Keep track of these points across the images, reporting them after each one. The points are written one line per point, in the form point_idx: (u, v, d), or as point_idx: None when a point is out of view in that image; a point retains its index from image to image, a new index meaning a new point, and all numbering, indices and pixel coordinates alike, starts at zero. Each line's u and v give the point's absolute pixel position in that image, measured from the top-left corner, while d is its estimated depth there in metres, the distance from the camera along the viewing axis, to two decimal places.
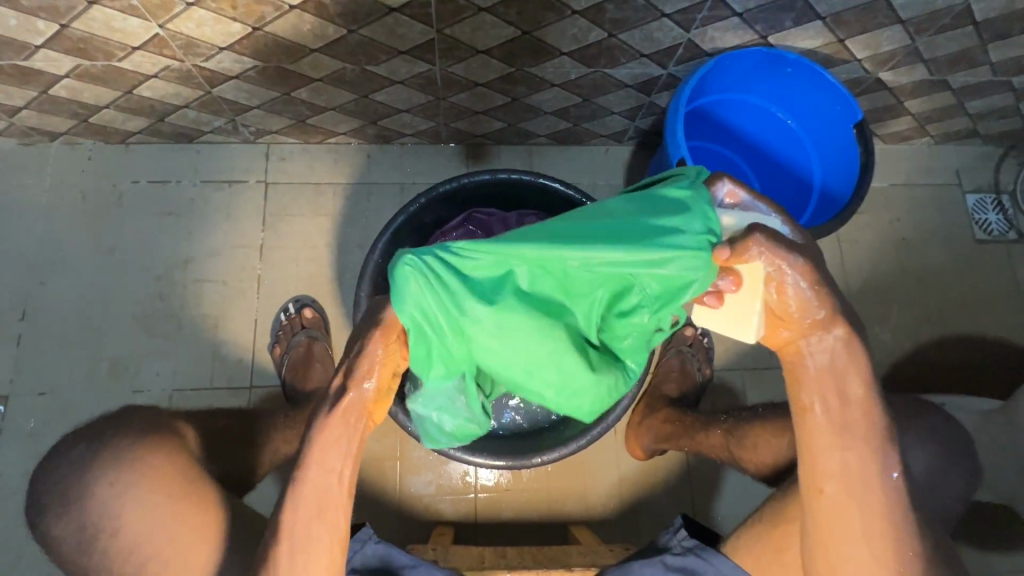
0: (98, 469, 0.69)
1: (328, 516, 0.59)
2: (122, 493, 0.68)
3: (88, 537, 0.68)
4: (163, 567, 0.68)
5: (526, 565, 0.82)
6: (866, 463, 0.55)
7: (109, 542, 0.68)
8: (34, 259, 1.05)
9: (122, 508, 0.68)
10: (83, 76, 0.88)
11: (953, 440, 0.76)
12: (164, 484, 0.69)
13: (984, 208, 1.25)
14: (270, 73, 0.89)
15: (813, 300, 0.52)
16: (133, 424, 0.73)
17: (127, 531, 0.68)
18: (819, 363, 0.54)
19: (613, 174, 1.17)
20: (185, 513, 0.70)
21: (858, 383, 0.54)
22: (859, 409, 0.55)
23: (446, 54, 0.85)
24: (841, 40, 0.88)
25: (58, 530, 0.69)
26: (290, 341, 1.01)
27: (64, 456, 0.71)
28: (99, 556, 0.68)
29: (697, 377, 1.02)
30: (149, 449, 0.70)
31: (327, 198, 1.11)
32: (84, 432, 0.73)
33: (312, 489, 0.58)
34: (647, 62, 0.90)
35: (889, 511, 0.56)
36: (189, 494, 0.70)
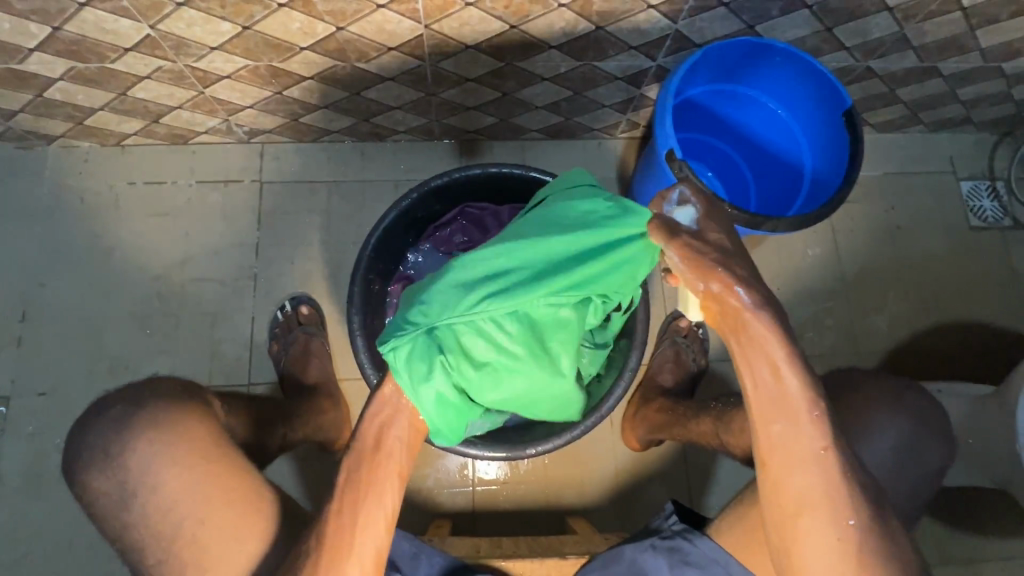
0: (162, 421, 0.70)
1: (380, 491, 0.60)
2: (161, 456, 0.68)
3: (128, 492, 0.68)
4: (201, 528, 0.67)
5: (520, 553, 0.82)
6: (803, 446, 0.55)
7: (148, 496, 0.67)
8: (33, 261, 1.06)
9: (160, 471, 0.68)
10: (77, 79, 0.89)
11: (934, 422, 0.76)
12: (218, 445, 0.71)
13: (979, 195, 1.25)
14: (261, 72, 0.90)
15: (706, 270, 0.55)
16: (167, 389, 0.74)
17: (170, 487, 0.67)
18: (752, 336, 0.55)
19: (606, 167, 1.17)
20: (216, 477, 0.68)
21: (786, 363, 0.55)
22: (791, 391, 0.55)
23: (436, 50, 0.86)
24: (828, 29, 0.88)
25: (100, 484, 0.69)
26: (286, 338, 1.02)
27: (101, 418, 0.71)
28: (126, 518, 0.68)
29: (691, 368, 1.03)
30: (187, 412, 0.72)
31: (322, 196, 1.12)
32: (124, 393, 0.73)
33: (362, 462, 0.60)
34: (635, 54, 0.91)
35: (838, 494, 0.56)
36: (219, 458, 0.70)
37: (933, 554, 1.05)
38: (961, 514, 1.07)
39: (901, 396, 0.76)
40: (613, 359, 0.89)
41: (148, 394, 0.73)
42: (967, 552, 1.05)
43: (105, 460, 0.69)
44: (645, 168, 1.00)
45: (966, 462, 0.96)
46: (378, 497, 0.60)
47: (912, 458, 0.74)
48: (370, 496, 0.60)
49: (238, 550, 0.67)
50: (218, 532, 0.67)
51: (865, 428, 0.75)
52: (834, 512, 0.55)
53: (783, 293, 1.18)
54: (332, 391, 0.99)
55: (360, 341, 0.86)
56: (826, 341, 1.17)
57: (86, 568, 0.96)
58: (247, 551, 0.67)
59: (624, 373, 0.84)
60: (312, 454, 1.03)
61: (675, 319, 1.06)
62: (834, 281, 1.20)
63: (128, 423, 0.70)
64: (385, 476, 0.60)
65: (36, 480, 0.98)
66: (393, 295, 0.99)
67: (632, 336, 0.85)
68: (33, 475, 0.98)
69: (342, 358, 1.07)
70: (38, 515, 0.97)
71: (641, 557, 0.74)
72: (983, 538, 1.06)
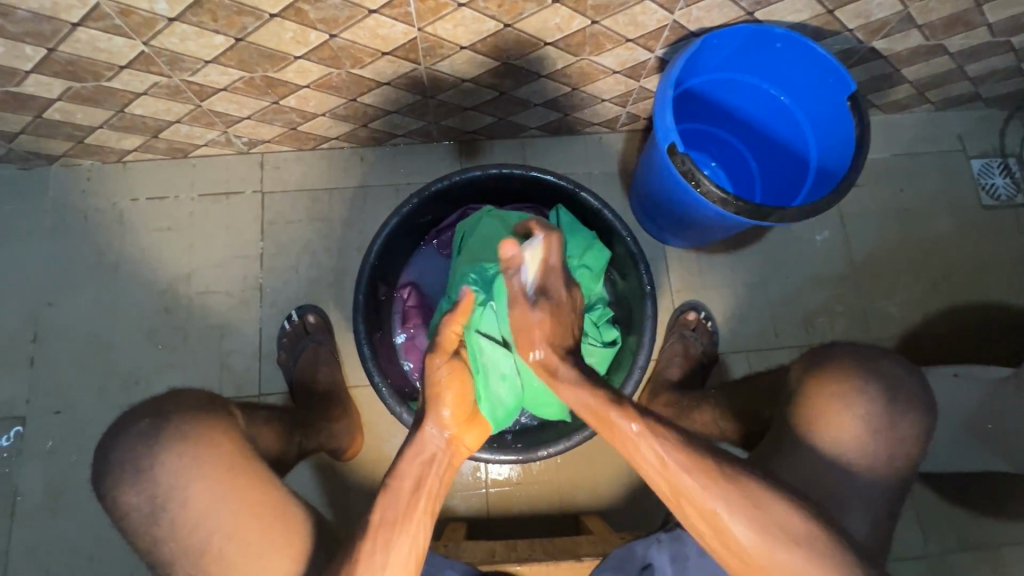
0: (191, 436, 0.69)
1: (411, 524, 0.59)
2: (190, 470, 0.68)
3: (157, 507, 0.67)
4: (229, 542, 0.67)
5: (536, 556, 0.82)
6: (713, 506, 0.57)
7: (178, 512, 0.67)
8: (41, 281, 1.07)
9: (190, 485, 0.67)
10: (75, 98, 0.89)
11: (910, 398, 0.71)
12: (247, 461, 0.71)
13: (990, 172, 1.23)
14: (257, 83, 0.89)
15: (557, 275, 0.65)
16: (191, 401, 0.74)
17: (199, 502, 0.67)
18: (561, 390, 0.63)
19: (607, 162, 1.16)
20: (242, 489, 0.69)
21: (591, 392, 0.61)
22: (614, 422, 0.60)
23: (430, 52, 0.85)
24: (830, 11, 0.86)
25: (125, 502, 0.68)
26: (295, 347, 1.03)
27: (125, 434, 0.70)
28: (156, 533, 0.67)
29: (700, 358, 1.07)
30: (213, 426, 0.72)
31: (324, 204, 1.12)
32: (150, 407, 0.73)
33: (400, 497, 0.59)
34: (633, 47, 0.89)
35: (771, 526, 0.57)
36: (247, 470, 0.70)
37: (953, 540, 1.04)
38: (981, 498, 1.06)
39: (870, 373, 0.72)
40: (622, 357, 0.92)
41: (173, 408, 0.72)
42: (989, 538, 1.04)
43: (116, 480, 0.69)
44: (646, 162, 1.00)
45: (986, 447, 0.94)
46: (410, 533, 0.58)
47: (892, 436, 0.70)
48: (400, 532, 0.58)
49: (268, 564, 0.66)
50: (249, 546, 0.67)
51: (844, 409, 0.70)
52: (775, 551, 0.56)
53: (791, 281, 1.16)
54: (342, 399, 1.00)
55: (367, 349, 0.86)
56: (838, 328, 1.15)
57: None
58: (276, 564, 0.67)
59: (634, 370, 0.85)
60: (325, 462, 1.03)
61: (683, 314, 1.11)
62: (843, 268, 1.18)
63: (156, 437, 0.69)
64: (419, 511, 0.59)
65: (55, 497, 0.99)
66: (398, 299, 1.00)
67: (641, 334, 0.87)
68: (52, 493, 0.99)
69: (351, 364, 1.07)
70: (59, 531, 0.98)
71: (650, 553, 0.77)
72: (1005, 522, 1.05)
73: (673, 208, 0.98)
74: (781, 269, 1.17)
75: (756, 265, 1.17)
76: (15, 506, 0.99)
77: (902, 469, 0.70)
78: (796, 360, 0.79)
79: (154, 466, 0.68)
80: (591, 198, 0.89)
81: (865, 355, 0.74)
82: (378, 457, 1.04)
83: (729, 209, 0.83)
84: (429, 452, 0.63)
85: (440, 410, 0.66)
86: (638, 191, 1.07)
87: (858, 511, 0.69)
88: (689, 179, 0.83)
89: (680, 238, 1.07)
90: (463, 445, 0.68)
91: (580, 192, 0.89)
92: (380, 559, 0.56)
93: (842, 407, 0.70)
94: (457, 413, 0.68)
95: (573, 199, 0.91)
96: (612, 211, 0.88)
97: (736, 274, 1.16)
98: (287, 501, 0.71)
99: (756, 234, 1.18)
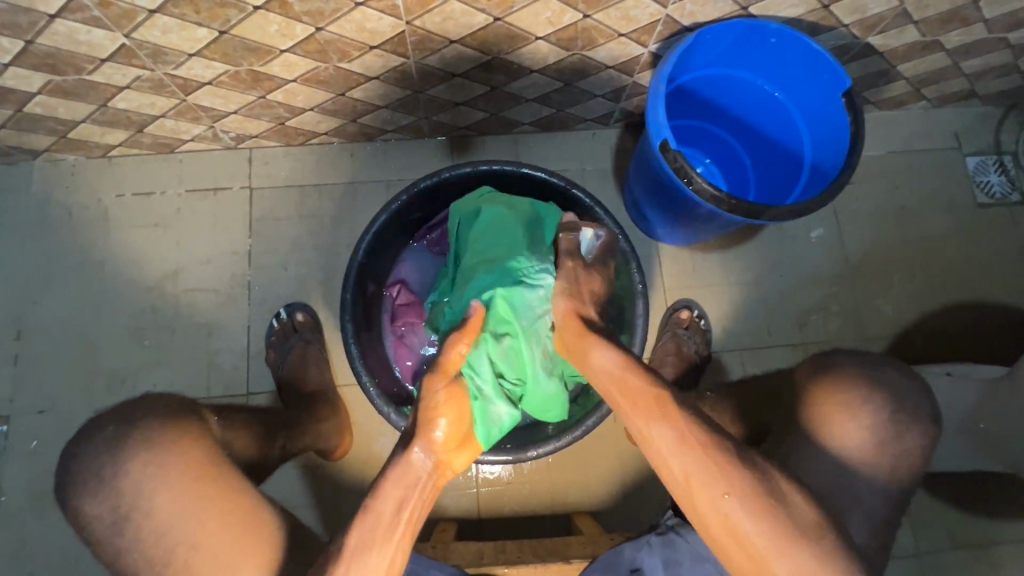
0: (158, 444, 0.69)
1: (389, 547, 0.56)
2: (155, 478, 0.67)
3: (122, 517, 0.66)
4: (196, 553, 0.64)
5: (524, 559, 0.81)
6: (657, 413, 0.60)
7: (143, 521, 0.66)
8: (25, 278, 1.05)
9: (155, 493, 0.66)
10: (55, 92, 0.87)
11: (914, 404, 0.72)
12: (217, 468, 0.69)
13: (986, 170, 1.22)
14: (243, 77, 0.88)
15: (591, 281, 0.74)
16: (159, 408, 0.73)
17: (164, 511, 0.66)
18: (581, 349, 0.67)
19: (601, 158, 1.15)
20: (210, 498, 0.67)
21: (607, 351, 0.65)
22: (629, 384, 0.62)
23: (419, 46, 0.83)
24: (825, 6, 0.85)
25: (93, 510, 0.67)
26: (283, 346, 1.02)
27: (94, 439, 0.70)
28: (120, 542, 0.66)
29: (693, 356, 1.06)
30: (180, 433, 0.70)
31: (313, 200, 1.10)
32: (119, 413, 0.72)
33: (375, 521, 0.56)
34: (626, 41, 0.88)
35: (778, 515, 0.55)
36: (215, 477, 0.68)
37: (944, 538, 1.04)
38: (972, 496, 1.06)
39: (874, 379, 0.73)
40: None
41: (142, 414, 0.72)
42: (980, 536, 1.04)
43: (98, 482, 0.68)
44: (639, 159, 0.99)
45: (978, 446, 0.94)
46: (389, 555, 0.56)
47: (894, 443, 0.69)
48: (376, 556, 0.55)
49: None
50: (215, 556, 0.64)
51: (846, 411, 0.70)
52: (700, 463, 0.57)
53: (785, 279, 1.16)
54: (331, 398, 0.98)
55: (355, 347, 0.85)
56: (832, 327, 1.15)
57: None
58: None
59: None
60: (314, 462, 1.02)
61: (676, 312, 1.10)
62: (838, 266, 1.17)
63: (122, 443, 0.69)
64: (394, 536, 0.56)
65: (40, 497, 0.98)
66: (388, 297, 0.99)
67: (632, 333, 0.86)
68: (37, 493, 0.98)
69: (340, 364, 1.06)
70: (44, 532, 0.97)
71: (639, 555, 0.76)
72: (996, 521, 1.05)
73: (666, 205, 0.97)
74: (775, 267, 1.16)
75: (749, 264, 1.16)
76: None
77: (897, 472, 0.69)
78: (800, 362, 0.80)
79: (117, 475, 0.67)
80: (584, 196, 0.89)
81: (869, 366, 0.75)
82: (368, 456, 1.03)
83: (722, 207, 0.82)
84: (414, 476, 0.58)
85: (432, 431, 0.60)
86: (630, 188, 1.06)
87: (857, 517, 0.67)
88: (682, 176, 0.82)
89: (672, 236, 1.06)
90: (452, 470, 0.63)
91: (573, 189, 0.89)
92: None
93: (842, 412, 0.70)
94: (452, 437, 0.61)
95: (565, 196, 0.91)
96: (605, 209, 0.88)
97: (730, 272, 1.15)
98: (260, 509, 0.69)
99: (750, 232, 1.17)
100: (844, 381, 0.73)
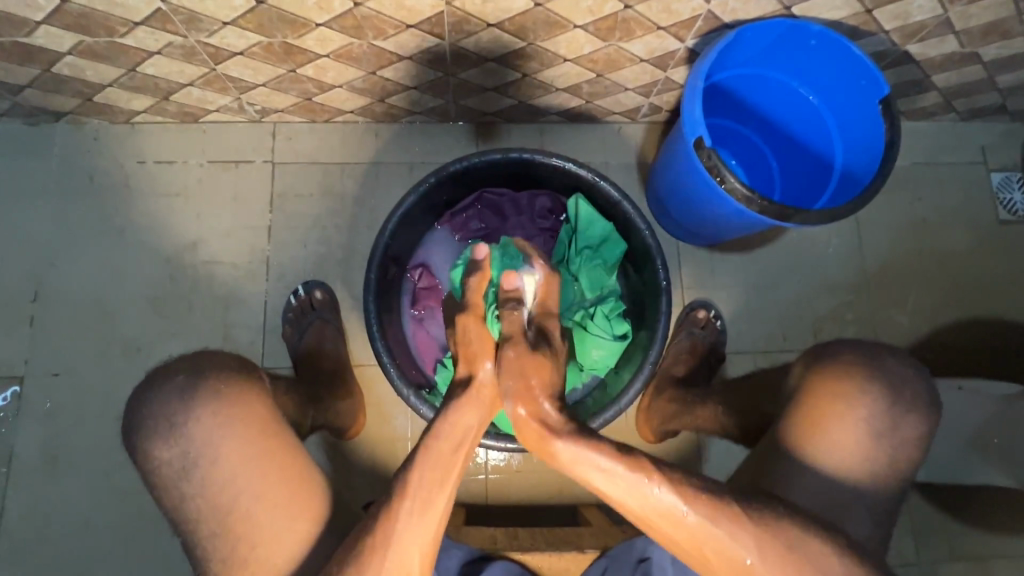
0: (225, 396, 0.68)
1: (447, 486, 0.56)
2: (224, 428, 0.67)
3: (189, 463, 0.66)
4: (256, 503, 0.65)
5: (537, 546, 0.82)
6: (665, 510, 0.55)
7: (208, 469, 0.66)
8: (43, 241, 1.05)
9: (223, 443, 0.66)
10: (86, 54, 0.86)
11: (895, 399, 0.72)
12: (279, 426, 0.70)
13: (1009, 187, 1.21)
14: (275, 49, 0.87)
15: (533, 403, 0.56)
16: (227, 361, 0.73)
17: (230, 462, 0.66)
18: (558, 462, 0.55)
19: (626, 152, 1.14)
20: (271, 453, 0.67)
21: (617, 471, 0.54)
22: (633, 494, 0.54)
23: (456, 28, 0.82)
24: (868, 10, 0.84)
25: (160, 455, 0.67)
26: (299, 324, 1.01)
27: (164, 386, 0.69)
28: (185, 489, 0.66)
29: (707, 356, 1.07)
30: (247, 386, 0.70)
31: (336, 177, 1.10)
32: (186, 362, 0.71)
33: (439, 460, 0.55)
34: (664, 35, 0.87)
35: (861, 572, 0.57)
36: (277, 434, 0.68)
37: (945, 550, 1.05)
38: (974, 510, 1.06)
39: (852, 373, 0.73)
40: (632, 351, 0.91)
41: (210, 365, 0.71)
42: (980, 550, 1.05)
43: (136, 441, 0.68)
44: (667, 154, 0.98)
45: (988, 461, 0.95)
46: (445, 496, 0.55)
47: (891, 433, 0.71)
48: (440, 493, 0.55)
49: (288, 528, 0.64)
50: (276, 509, 0.65)
51: (843, 413, 0.71)
52: (706, 545, 0.56)
53: (803, 285, 1.16)
54: (346, 377, 0.98)
55: (375, 327, 0.84)
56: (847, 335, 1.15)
57: (101, 548, 0.97)
58: (299, 529, 0.65)
59: (644, 365, 0.84)
60: (325, 441, 1.02)
61: (693, 311, 1.10)
62: (856, 274, 1.17)
63: (192, 392, 0.68)
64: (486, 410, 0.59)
65: (51, 458, 0.98)
66: (409, 279, 0.98)
67: (652, 329, 0.87)
68: (49, 454, 0.99)
69: (357, 344, 1.06)
70: (54, 493, 0.97)
71: (650, 547, 0.76)
72: (995, 536, 1.06)
73: (691, 199, 0.96)
74: (794, 272, 1.16)
75: (768, 267, 1.15)
76: (11, 465, 0.98)
77: (906, 476, 0.71)
78: (797, 359, 0.80)
79: (188, 421, 0.67)
80: (611, 187, 0.88)
81: (867, 355, 0.75)
82: (378, 439, 1.02)
83: (753, 207, 0.81)
84: (474, 410, 0.57)
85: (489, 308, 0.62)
86: (655, 183, 1.06)
87: (848, 517, 0.68)
88: (714, 175, 0.81)
89: (694, 234, 1.06)
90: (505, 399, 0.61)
91: (600, 181, 0.88)
92: (404, 520, 0.54)
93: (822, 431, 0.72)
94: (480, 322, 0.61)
95: (592, 188, 0.90)
96: (631, 202, 0.87)
97: (748, 275, 1.15)
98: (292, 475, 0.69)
99: (772, 235, 1.16)
100: (840, 364, 0.74)
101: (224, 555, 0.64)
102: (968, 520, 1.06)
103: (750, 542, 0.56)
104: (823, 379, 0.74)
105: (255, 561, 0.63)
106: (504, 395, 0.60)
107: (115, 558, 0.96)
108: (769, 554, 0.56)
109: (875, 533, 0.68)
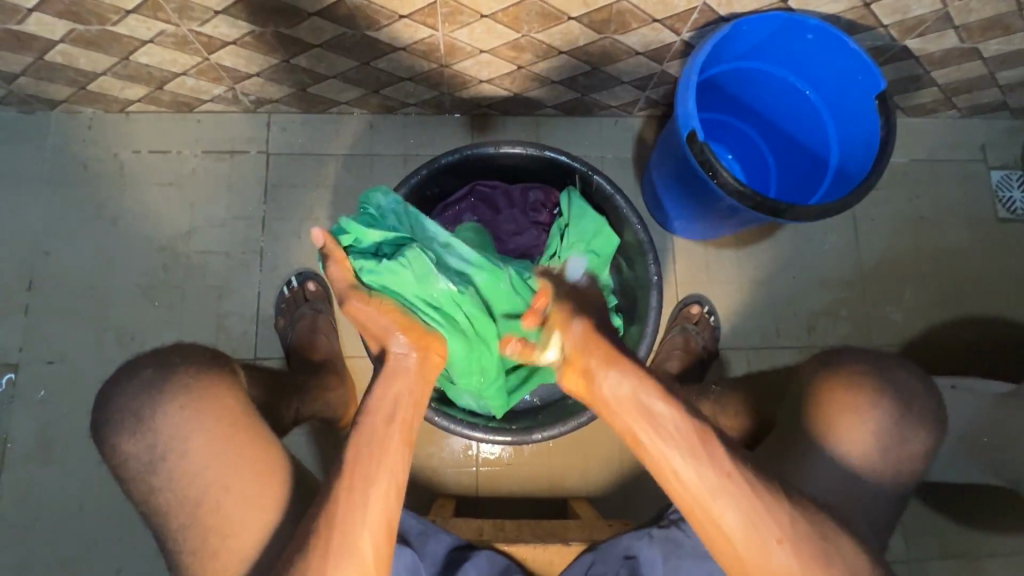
0: (193, 388, 0.69)
1: (386, 458, 0.59)
2: (192, 420, 0.67)
3: (157, 456, 0.67)
4: (225, 495, 0.65)
5: (523, 538, 0.82)
6: (694, 460, 0.58)
7: (177, 462, 0.66)
8: (38, 229, 1.05)
9: (191, 436, 0.67)
10: (78, 42, 0.86)
11: (884, 400, 0.71)
12: (251, 418, 0.69)
13: (1009, 185, 1.20)
14: (268, 39, 0.86)
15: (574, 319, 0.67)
16: (198, 354, 0.73)
17: (198, 453, 0.66)
18: (598, 389, 0.63)
19: (621, 146, 1.14)
20: (241, 445, 0.67)
21: (654, 402, 0.60)
22: (670, 428, 0.59)
23: (449, 18, 0.82)
24: (866, 4, 0.82)
25: (128, 449, 0.67)
26: (292, 314, 1.02)
27: (133, 380, 0.70)
28: (154, 482, 0.66)
29: (700, 353, 1.07)
30: (215, 378, 0.71)
31: (330, 169, 1.09)
32: (157, 356, 0.72)
33: (371, 435, 0.60)
34: (659, 27, 0.86)
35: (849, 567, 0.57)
36: (247, 427, 0.68)
37: (935, 547, 1.05)
38: (965, 508, 1.07)
39: (860, 382, 0.72)
40: None
41: (179, 360, 0.72)
42: (970, 548, 1.05)
43: (107, 436, 0.69)
44: (663, 151, 0.97)
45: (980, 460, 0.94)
46: (387, 469, 0.58)
47: (895, 446, 0.70)
48: (380, 467, 0.58)
49: (256, 518, 0.64)
50: (244, 501, 0.65)
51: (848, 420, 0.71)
52: (729, 511, 0.57)
53: (798, 282, 1.15)
54: (338, 368, 0.99)
55: None
56: (841, 332, 1.14)
57: (94, 534, 0.98)
58: (266, 521, 0.64)
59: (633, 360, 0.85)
60: (316, 431, 1.03)
61: (687, 306, 1.10)
62: (851, 271, 1.16)
63: (160, 385, 0.69)
64: (415, 386, 0.64)
65: (46, 445, 0.99)
66: None
67: (642, 324, 0.87)
68: (44, 441, 0.99)
69: (347, 336, 1.06)
70: (49, 480, 0.98)
71: (637, 544, 0.77)
72: (985, 534, 1.06)
73: (690, 197, 0.95)
74: (789, 269, 1.15)
75: (763, 263, 1.15)
76: (6, 451, 0.99)
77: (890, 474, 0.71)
78: (806, 361, 0.79)
79: (155, 415, 0.68)
80: (604, 181, 0.88)
81: (878, 365, 0.74)
82: None
83: (745, 203, 0.81)
84: (400, 382, 0.63)
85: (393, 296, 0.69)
86: (650, 179, 1.05)
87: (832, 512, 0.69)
88: (707, 170, 0.80)
89: (690, 231, 1.06)
90: (436, 357, 0.67)
91: (594, 174, 0.89)
92: (348, 495, 0.57)
93: (809, 430, 0.72)
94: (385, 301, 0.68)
95: (586, 182, 0.91)
96: (623, 195, 0.88)
97: (743, 270, 1.14)
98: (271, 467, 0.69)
99: (768, 231, 1.16)
100: (847, 372, 0.73)
101: (194, 547, 0.64)
102: (957, 518, 1.06)
103: (768, 513, 0.57)
104: (830, 386, 0.73)
105: (222, 553, 0.63)
106: (427, 354, 0.66)
107: (109, 544, 0.97)
108: (789, 525, 0.57)
109: (859, 528, 0.69)
